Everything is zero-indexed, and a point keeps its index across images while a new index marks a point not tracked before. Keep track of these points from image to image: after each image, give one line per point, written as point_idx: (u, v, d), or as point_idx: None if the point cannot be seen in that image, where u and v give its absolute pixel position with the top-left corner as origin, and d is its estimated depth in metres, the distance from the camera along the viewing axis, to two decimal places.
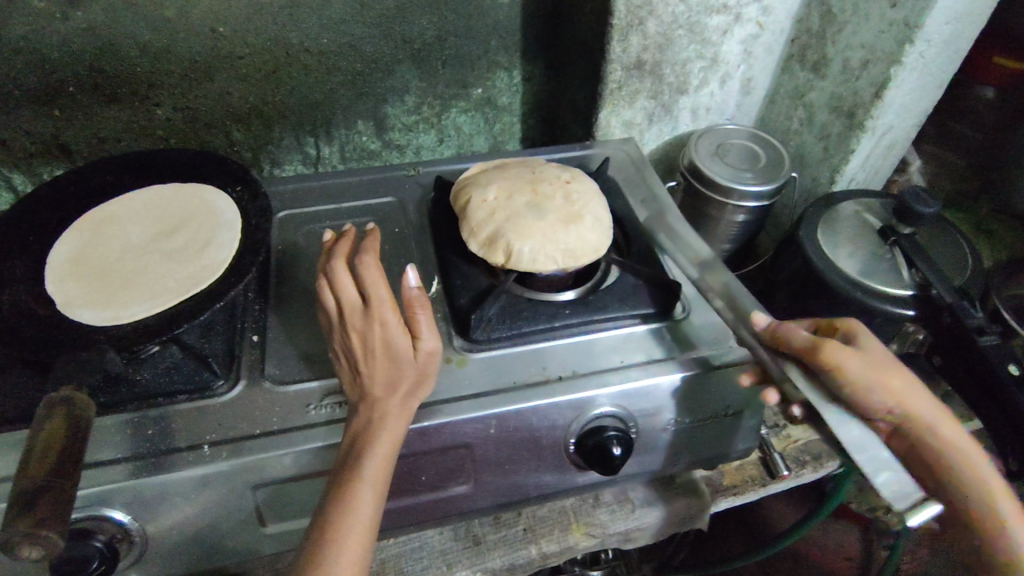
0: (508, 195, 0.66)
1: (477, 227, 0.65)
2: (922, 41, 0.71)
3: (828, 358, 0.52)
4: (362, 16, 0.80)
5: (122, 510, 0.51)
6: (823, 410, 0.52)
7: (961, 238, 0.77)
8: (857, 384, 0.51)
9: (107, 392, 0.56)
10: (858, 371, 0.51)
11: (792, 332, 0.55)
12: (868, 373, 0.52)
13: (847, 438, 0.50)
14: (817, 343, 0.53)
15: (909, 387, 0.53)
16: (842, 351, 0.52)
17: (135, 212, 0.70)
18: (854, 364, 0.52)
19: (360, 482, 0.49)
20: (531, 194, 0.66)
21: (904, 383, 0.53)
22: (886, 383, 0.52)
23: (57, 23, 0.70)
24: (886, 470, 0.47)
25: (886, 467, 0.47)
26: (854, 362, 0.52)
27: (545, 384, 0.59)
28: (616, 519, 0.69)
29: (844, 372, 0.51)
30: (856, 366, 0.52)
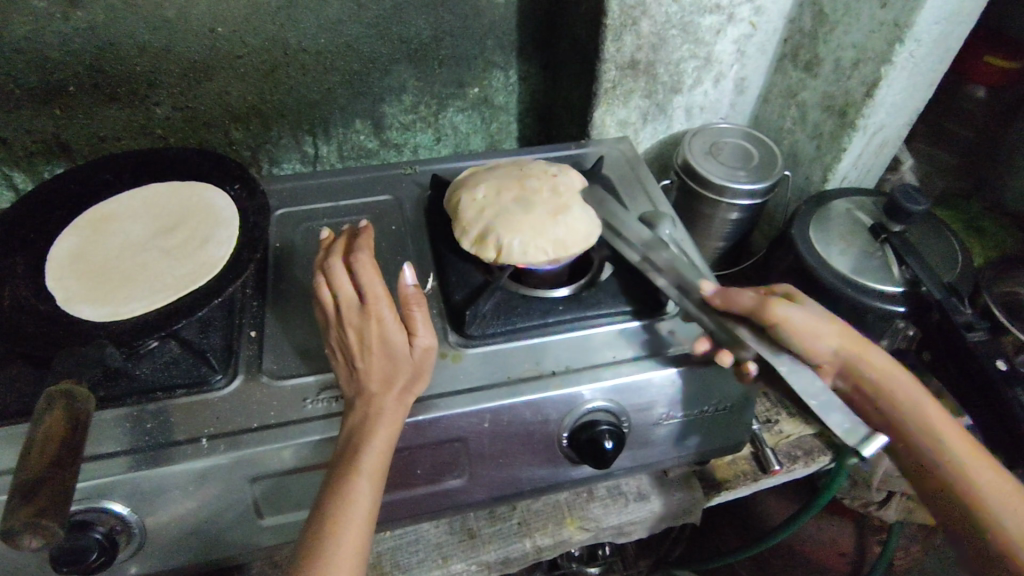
0: (496, 192, 0.67)
1: (468, 225, 0.66)
2: (912, 41, 0.72)
3: (774, 316, 0.56)
4: (359, 16, 0.81)
5: (123, 502, 0.52)
6: (773, 360, 0.56)
7: (951, 235, 0.78)
8: (799, 337, 0.56)
9: (106, 386, 0.57)
10: (799, 323, 0.56)
11: (737, 295, 0.58)
12: (808, 325, 0.57)
13: (793, 381, 0.54)
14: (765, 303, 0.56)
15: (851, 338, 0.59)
16: (787, 308, 0.56)
17: (134, 210, 0.71)
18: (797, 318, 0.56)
19: (358, 474, 0.49)
20: (519, 190, 0.67)
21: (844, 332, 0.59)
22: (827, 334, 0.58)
23: (57, 24, 0.71)
24: (835, 412, 0.52)
25: (837, 408, 0.53)
26: (797, 313, 0.56)
27: (538, 379, 0.59)
28: (609, 513, 0.70)
29: (786, 324, 0.56)
30: (798, 320, 0.56)
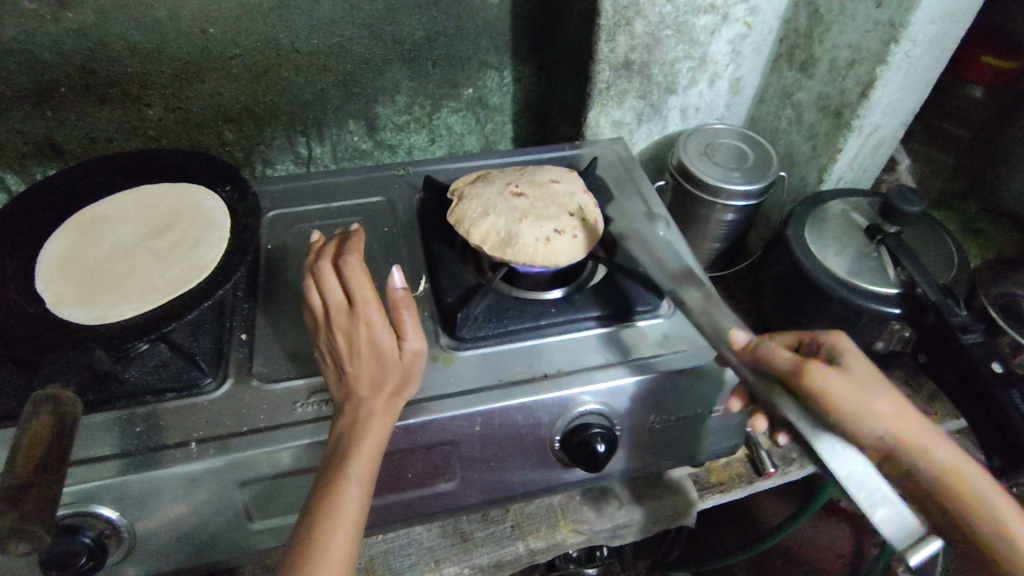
0: (501, 198, 0.66)
1: (474, 227, 0.64)
2: (907, 41, 0.71)
3: (813, 383, 0.51)
4: (352, 16, 0.81)
5: (111, 506, 0.52)
6: (812, 436, 0.51)
7: (947, 236, 0.78)
8: (840, 409, 0.50)
9: (95, 390, 0.57)
10: (846, 392, 0.51)
11: (773, 352, 0.53)
12: (859, 396, 0.51)
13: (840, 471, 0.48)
14: (802, 367, 0.52)
15: (904, 412, 0.51)
16: (829, 373, 0.52)
17: (125, 212, 0.71)
18: (835, 382, 0.51)
19: (348, 479, 0.49)
20: (524, 197, 0.67)
21: (900, 406, 0.52)
22: (878, 408, 0.50)
23: (48, 24, 0.71)
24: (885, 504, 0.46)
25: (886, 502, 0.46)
26: (837, 379, 0.51)
27: (530, 382, 0.59)
28: (603, 516, 0.70)
29: (830, 391, 0.51)
30: (840, 386, 0.51)
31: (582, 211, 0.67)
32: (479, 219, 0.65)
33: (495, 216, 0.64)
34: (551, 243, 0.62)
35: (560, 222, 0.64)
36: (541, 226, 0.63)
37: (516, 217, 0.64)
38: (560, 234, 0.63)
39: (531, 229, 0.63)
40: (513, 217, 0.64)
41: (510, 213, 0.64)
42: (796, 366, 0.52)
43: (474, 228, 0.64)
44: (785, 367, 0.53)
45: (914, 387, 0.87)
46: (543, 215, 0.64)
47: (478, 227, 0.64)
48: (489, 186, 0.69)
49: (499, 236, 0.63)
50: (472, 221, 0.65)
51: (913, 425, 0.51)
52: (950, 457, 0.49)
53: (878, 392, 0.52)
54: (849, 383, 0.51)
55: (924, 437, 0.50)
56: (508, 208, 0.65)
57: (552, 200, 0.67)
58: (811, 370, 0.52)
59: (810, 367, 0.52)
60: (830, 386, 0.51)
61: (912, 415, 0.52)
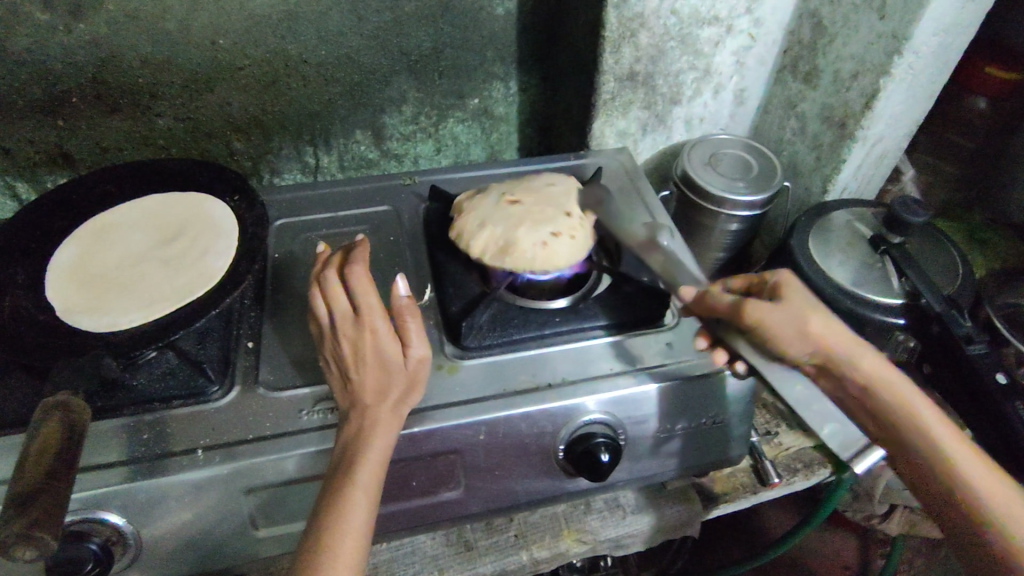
0: (497, 207, 0.67)
1: (474, 239, 0.65)
2: (910, 53, 0.72)
3: (749, 317, 0.54)
4: (359, 28, 0.82)
5: (118, 513, 0.52)
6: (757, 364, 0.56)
7: (952, 247, 0.78)
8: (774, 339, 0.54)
9: (104, 397, 0.57)
10: (780, 325, 0.54)
11: (717, 296, 0.57)
12: (791, 326, 0.53)
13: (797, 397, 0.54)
14: (740, 304, 0.55)
15: (832, 331, 0.54)
16: (768, 307, 0.54)
17: (135, 220, 0.71)
18: (772, 313, 0.54)
19: (356, 488, 0.50)
20: (520, 204, 0.67)
21: (828, 327, 0.54)
22: (807, 330, 0.53)
23: (60, 36, 0.72)
24: (825, 424, 0.52)
25: (831, 421, 0.52)
26: (774, 314, 0.54)
27: (535, 391, 0.59)
28: (607, 525, 0.70)
29: (769, 326, 0.54)
30: (775, 316, 0.54)
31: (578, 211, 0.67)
32: (478, 230, 0.65)
33: (493, 224, 0.65)
34: (546, 247, 0.62)
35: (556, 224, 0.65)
36: (538, 232, 0.63)
37: (513, 224, 0.65)
38: (558, 237, 0.63)
39: (525, 234, 0.63)
40: (509, 223, 0.65)
41: (508, 221, 0.65)
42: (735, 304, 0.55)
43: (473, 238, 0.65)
44: (726, 308, 0.56)
45: None
46: (539, 220, 0.65)
47: (478, 238, 0.65)
48: (487, 197, 0.69)
49: (496, 242, 0.64)
50: (471, 230, 0.66)
51: (843, 341, 0.53)
52: (880, 368, 0.53)
53: (810, 319, 0.54)
54: (784, 314, 0.54)
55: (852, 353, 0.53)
56: (504, 215, 0.66)
57: (547, 203, 0.67)
58: (749, 307, 0.54)
59: (748, 304, 0.54)
60: (763, 314, 0.54)
61: (853, 340, 0.53)
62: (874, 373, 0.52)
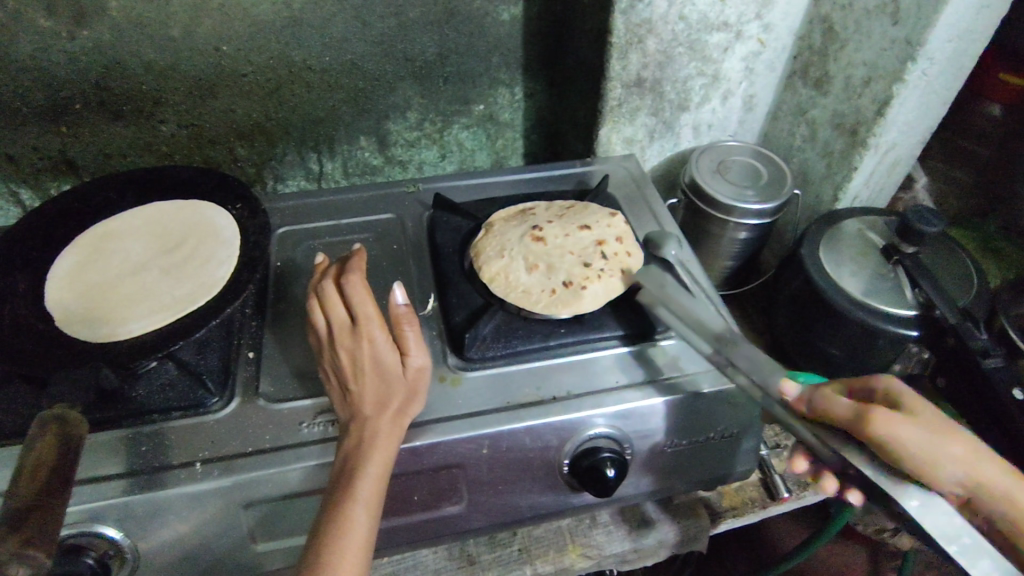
0: (549, 276, 0.64)
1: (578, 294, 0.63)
2: (924, 59, 0.70)
3: (883, 436, 0.48)
4: (364, 34, 0.81)
5: (115, 526, 0.52)
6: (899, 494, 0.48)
7: (967, 257, 0.76)
8: (917, 461, 0.47)
9: (102, 408, 0.57)
10: (919, 442, 0.47)
11: (832, 403, 0.51)
12: (926, 442, 0.47)
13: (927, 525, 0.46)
14: (865, 419, 0.49)
15: (966, 454, 0.47)
16: (898, 422, 0.48)
17: (136, 229, 0.71)
18: (907, 433, 0.47)
19: (355, 501, 0.48)
20: (555, 265, 0.65)
21: (991, 460, 0.48)
22: (956, 451, 0.47)
23: (64, 42, 0.71)
24: (982, 559, 0.45)
25: (980, 555, 0.45)
26: (913, 432, 0.47)
27: (539, 405, 0.58)
28: (612, 540, 0.68)
29: (901, 444, 0.47)
30: (915, 438, 0.47)
31: (575, 232, 0.68)
32: (572, 293, 0.63)
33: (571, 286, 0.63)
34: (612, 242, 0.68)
35: (577, 238, 0.68)
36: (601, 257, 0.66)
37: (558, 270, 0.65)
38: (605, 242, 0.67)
39: (581, 267, 0.65)
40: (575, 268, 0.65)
41: (575, 271, 0.65)
42: (859, 418, 0.49)
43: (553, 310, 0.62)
44: (841, 415, 0.50)
45: None
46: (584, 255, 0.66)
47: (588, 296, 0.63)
48: (515, 281, 0.64)
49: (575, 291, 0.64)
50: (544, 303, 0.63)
51: (990, 468, 0.47)
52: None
53: (948, 442, 0.47)
54: (930, 439, 0.47)
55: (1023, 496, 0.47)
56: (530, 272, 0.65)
57: (543, 241, 0.67)
58: (893, 419, 0.48)
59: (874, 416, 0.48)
60: (901, 435, 0.47)
61: (981, 458, 0.48)
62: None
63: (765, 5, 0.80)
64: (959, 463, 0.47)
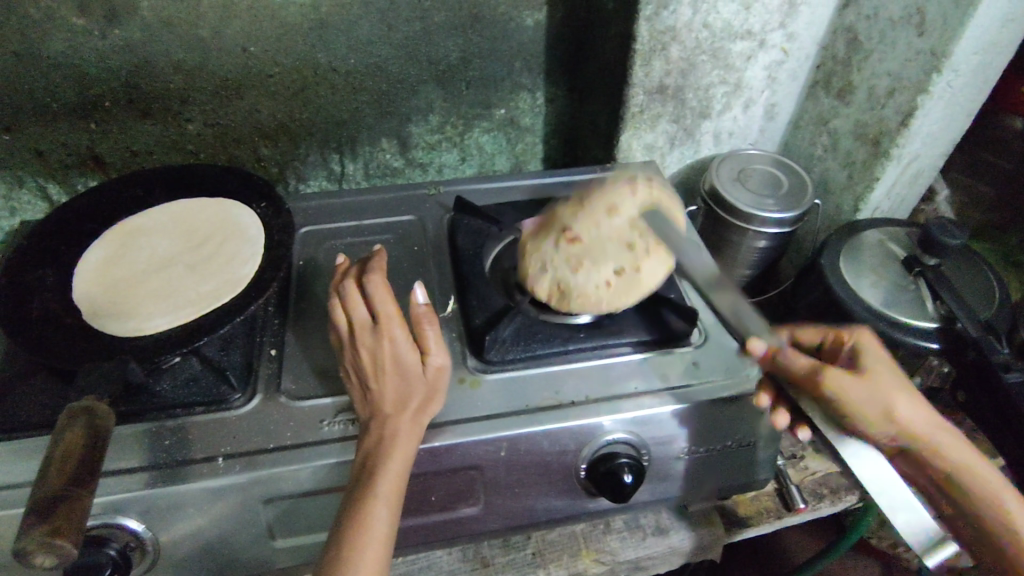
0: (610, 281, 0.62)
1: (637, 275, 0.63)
2: (950, 71, 0.70)
3: (828, 388, 0.53)
4: (390, 37, 0.82)
5: (137, 519, 0.52)
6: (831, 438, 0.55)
7: (989, 270, 0.76)
8: (858, 411, 0.52)
9: (128, 401, 0.57)
10: (859, 398, 0.52)
11: (789, 358, 0.56)
12: (868, 398, 0.52)
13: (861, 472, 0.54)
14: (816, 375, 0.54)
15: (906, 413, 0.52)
16: (842, 377, 0.53)
17: (162, 225, 0.72)
18: (852, 389, 0.53)
19: (376, 499, 0.49)
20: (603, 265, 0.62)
21: (927, 410, 0.53)
22: (893, 403, 0.52)
23: (95, 41, 0.73)
24: (897, 513, 0.51)
25: (900, 509, 0.51)
26: (854, 389, 0.53)
27: (557, 408, 0.58)
28: (627, 546, 0.68)
29: (843, 397, 0.53)
30: (854, 393, 0.53)
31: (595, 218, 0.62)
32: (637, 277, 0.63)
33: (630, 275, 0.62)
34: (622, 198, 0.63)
35: (600, 221, 0.62)
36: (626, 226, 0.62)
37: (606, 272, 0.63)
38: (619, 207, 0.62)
39: (625, 252, 0.62)
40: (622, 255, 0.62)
41: (623, 257, 0.62)
42: (810, 374, 0.54)
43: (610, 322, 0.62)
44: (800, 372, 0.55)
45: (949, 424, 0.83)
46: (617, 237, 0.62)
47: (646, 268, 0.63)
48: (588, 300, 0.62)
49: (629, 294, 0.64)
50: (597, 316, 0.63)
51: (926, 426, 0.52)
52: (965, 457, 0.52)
53: (893, 399, 0.53)
54: (865, 391, 0.53)
55: (954, 444, 0.52)
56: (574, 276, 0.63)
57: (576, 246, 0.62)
58: (838, 377, 0.53)
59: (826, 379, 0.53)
60: (846, 392, 0.53)
61: (914, 408, 0.53)
62: (949, 438, 0.52)
63: (790, 14, 0.80)
64: (890, 409, 0.52)
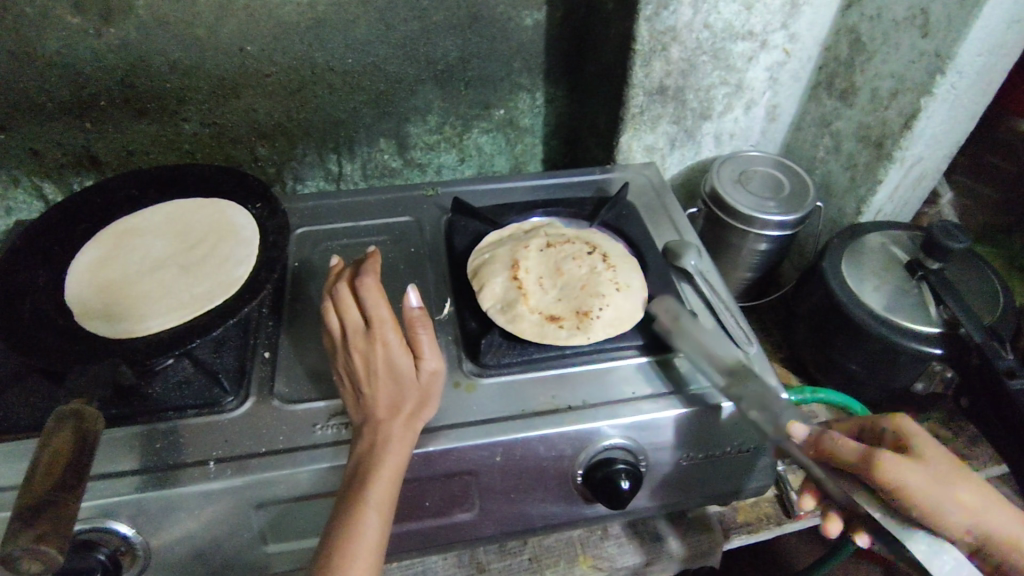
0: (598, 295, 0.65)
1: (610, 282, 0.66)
2: (954, 72, 0.69)
3: (888, 479, 0.51)
4: (388, 37, 0.81)
5: (127, 523, 0.52)
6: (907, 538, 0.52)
7: (993, 275, 0.75)
8: (920, 502, 0.50)
9: (119, 404, 0.57)
10: (917, 485, 0.50)
11: (839, 445, 0.54)
12: (925, 482, 0.50)
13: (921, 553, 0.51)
14: (873, 463, 0.51)
15: (988, 499, 0.51)
16: (901, 463, 0.51)
17: (157, 226, 0.71)
18: (910, 475, 0.51)
19: (366, 505, 0.48)
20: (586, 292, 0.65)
21: (976, 484, 0.52)
22: (957, 495, 0.51)
23: (91, 40, 0.72)
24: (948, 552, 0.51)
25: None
26: (916, 476, 0.51)
27: (553, 413, 0.57)
28: (624, 553, 0.68)
29: (901, 484, 0.51)
30: (915, 478, 0.51)
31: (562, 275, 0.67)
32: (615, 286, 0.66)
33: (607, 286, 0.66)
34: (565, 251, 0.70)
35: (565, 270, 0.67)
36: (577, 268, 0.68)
37: (579, 292, 0.65)
38: (561, 255, 0.69)
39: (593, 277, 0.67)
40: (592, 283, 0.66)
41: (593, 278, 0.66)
42: (867, 462, 0.52)
43: (617, 332, 0.63)
44: (853, 458, 0.53)
45: (953, 430, 0.82)
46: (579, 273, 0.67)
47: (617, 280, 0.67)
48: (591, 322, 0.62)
49: (609, 288, 0.65)
50: (604, 330, 0.62)
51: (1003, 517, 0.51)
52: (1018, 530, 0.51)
53: (953, 479, 0.51)
54: (925, 480, 0.51)
55: None
56: (554, 310, 0.64)
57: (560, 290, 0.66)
58: (896, 464, 0.51)
59: (883, 463, 0.51)
60: (904, 478, 0.51)
61: (966, 486, 0.51)
62: (995, 511, 0.51)
63: (792, 14, 0.79)
64: (948, 495, 0.50)
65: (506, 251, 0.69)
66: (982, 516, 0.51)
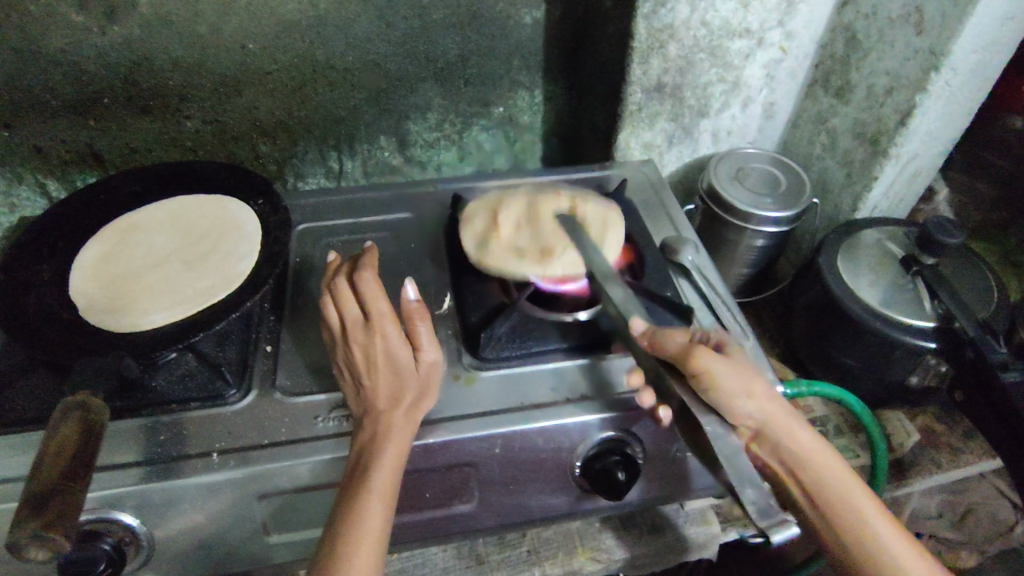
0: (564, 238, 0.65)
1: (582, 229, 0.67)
2: (948, 69, 0.70)
3: (698, 368, 0.53)
4: (388, 35, 0.82)
5: (132, 514, 0.52)
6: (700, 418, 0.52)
7: (987, 270, 0.75)
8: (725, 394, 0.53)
9: (124, 397, 0.57)
10: (727, 380, 0.53)
11: (668, 337, 0.55)
12: (737, 381, 0.53)
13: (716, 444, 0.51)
14: (685, 350, 0.53)
15: (784, 415, 0.55)
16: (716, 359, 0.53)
17: (159, 222, 0.72)
18: (720, 368, 0.53)
19: (370, 494, 0.49)
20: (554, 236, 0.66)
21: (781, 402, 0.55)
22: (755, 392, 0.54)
23: (94, 38, 0.73)
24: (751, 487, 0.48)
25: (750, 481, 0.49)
26: (723, 365, 0.53)
27: (551, 405, 0.58)
28: (621, 544, 0.68)
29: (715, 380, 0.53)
30: (724, 372, 0.53)
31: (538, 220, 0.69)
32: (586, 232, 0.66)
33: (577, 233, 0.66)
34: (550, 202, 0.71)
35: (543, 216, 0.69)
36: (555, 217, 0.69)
37: (548, 235, 0.66)
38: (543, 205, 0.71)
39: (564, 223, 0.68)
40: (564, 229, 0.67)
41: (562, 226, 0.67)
42: (686, 351, 0.54)
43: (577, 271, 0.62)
44: (676, 349, 0.54)
45: (948, 424, 0.83)
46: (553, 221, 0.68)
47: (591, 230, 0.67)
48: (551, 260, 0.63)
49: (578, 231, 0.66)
50: (562, 267, 0.63)
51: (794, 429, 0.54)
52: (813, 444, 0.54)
53: (759, 388, 0.54)
54: (733, 374, 0.53)
55: (823, 459, 0.53)
56: (523, 247, 0.66)
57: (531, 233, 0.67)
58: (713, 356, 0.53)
59: (699, 354, 0.53)
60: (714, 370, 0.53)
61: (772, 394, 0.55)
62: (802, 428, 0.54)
63: (788, 12, 0.79)
64: (748, 391, 0.54)
65: (492, 200, 0.73)
66: (779, 430, 0.54)
